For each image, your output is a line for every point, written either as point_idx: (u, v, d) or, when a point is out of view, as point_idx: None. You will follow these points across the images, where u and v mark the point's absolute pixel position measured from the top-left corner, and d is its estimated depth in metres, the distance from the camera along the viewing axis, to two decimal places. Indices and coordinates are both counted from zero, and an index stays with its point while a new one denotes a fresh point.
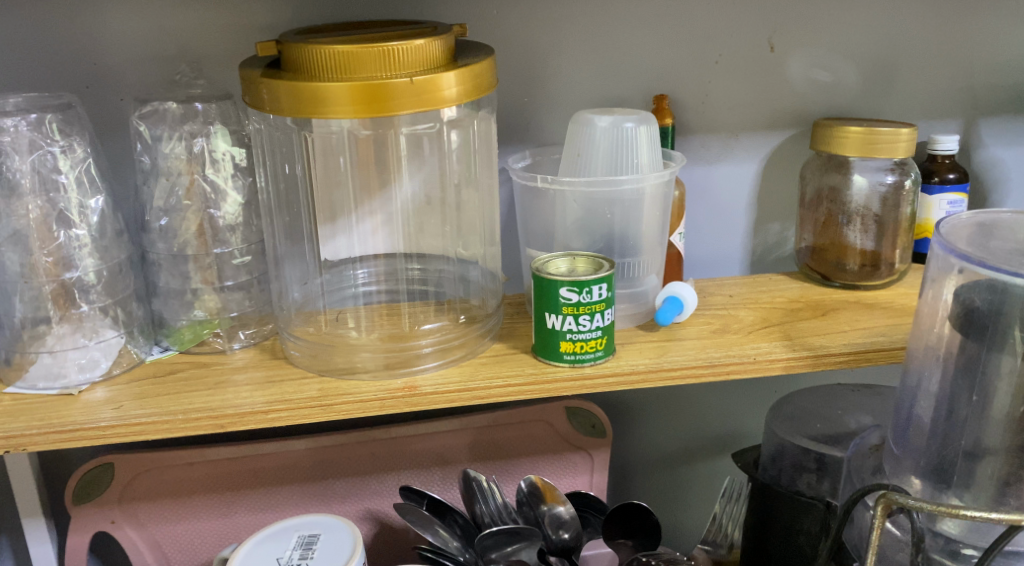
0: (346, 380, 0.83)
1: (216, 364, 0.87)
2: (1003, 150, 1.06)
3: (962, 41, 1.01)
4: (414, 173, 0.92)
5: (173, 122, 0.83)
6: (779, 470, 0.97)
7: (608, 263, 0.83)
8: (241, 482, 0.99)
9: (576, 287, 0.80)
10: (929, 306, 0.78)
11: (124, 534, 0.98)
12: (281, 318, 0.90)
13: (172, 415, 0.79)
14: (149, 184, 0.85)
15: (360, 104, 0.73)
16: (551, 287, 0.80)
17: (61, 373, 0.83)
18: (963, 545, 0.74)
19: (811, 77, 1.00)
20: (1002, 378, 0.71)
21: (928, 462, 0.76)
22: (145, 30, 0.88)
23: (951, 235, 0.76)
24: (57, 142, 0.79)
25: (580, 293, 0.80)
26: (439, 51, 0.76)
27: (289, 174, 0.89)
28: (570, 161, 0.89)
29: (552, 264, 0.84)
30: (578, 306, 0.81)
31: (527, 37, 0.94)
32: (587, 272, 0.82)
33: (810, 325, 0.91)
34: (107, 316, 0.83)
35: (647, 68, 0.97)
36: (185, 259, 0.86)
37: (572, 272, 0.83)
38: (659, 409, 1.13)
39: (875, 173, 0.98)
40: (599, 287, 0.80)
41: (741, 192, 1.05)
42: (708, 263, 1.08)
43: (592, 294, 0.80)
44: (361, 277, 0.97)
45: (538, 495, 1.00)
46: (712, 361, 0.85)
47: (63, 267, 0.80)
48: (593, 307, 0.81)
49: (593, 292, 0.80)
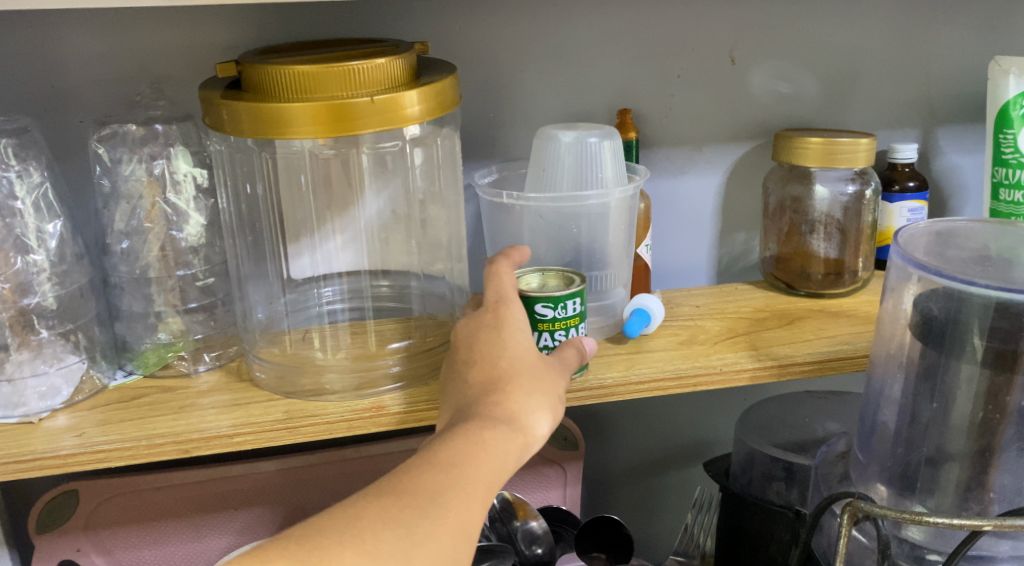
0: (313, 402, 0.82)
1: (180, 388, 0.85)
2: (962, 158, 1.08)
3: (918, 52, 1.02)
4: (380, 190, 0.91)
5: (133, 145, 0.83)
6: (750, 478, 0.98)
7: (579, 278, 0.83)
8: (209, 506, 0.98)
9: (552, 303, 0.79)
10: (889, 314, 0.78)
11: (89, 561, 0.97)
12: (246, 339, 0.88)
13: (135, 442, 0.78)
14: (109, 207, 0.84)
15: (322, 124, 0.73)
16: (527, 303, 0.79)
17: (20, 402, 0.81)
18: (929, 550, 0.75)
19: (772, 89, 1.01)
20: (960, 384, 0.72)
21: (892, 469, 0.77)
22: (102, 52, 0.87)
23: (909, 245, 0.77)
24: (13, 166, 0.78)
25: (555, 309, 0.80)
26: (400, 70, 0.76)
27: (250, 194, 0.88)
28: (535, 176, 0.89)
29: (522, 280, 0.83)
30: (554, 322, 0.80)
31: (489, 53, 0.94)
32: (559, 287, 0.82)
33: (775, 334, 0.92)
34: (67, 341, 0.83)
35: (610, 82, 0.97)
36: (148, 282, 0.85)
37: (543, 287, 0.82)
38: (629, 421, 1.13)
39: (836, 183, 0.98)
40: (572, 302, 0.80)
41: (706, 204, 1.06)
42: (676, 274, 1.09)
43: (566, 309, 0.80)
44: (327, 296, 0.95)
45: (511, 511, 1.01)
46: (679, 373, 0.86)
47: (20, 294, 0.79)
48: (568, 322, 0.81)
49: (567, 307, 0.80)
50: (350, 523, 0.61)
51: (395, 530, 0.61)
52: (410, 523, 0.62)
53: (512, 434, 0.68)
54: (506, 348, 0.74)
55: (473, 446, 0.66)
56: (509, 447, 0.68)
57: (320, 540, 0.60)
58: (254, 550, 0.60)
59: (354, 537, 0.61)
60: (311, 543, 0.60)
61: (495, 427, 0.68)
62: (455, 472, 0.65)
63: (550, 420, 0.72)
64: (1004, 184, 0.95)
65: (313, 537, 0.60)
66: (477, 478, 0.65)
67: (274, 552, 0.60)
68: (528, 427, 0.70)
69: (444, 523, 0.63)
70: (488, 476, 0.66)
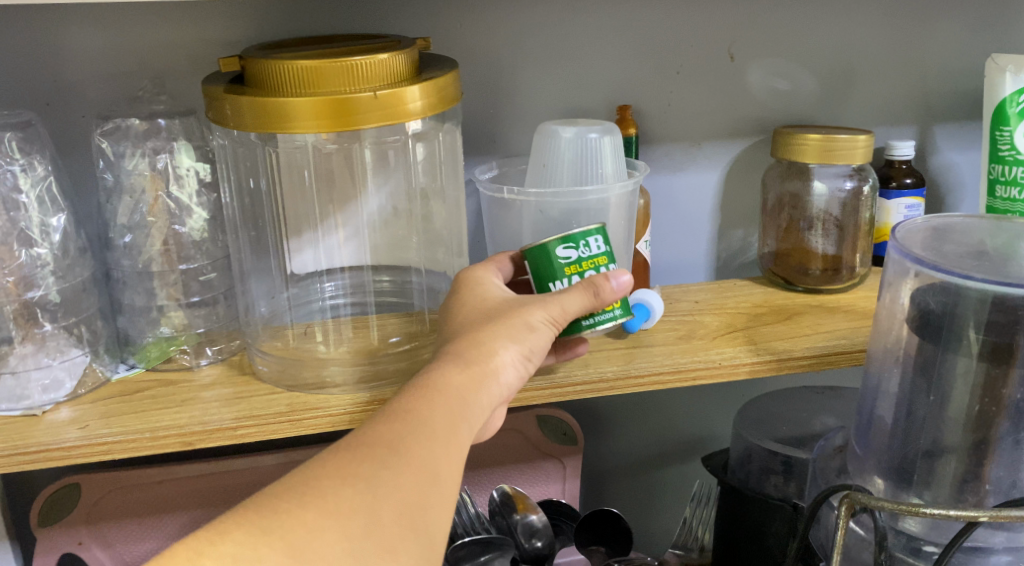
0: (316, 395, 0.83)
1: (183, 382, 0.86)
2: (958, 155, 1.09)
3: (915, 50, 1.03)
4: (381, 185, 0.92)
5: (136, 139, 0.83)
6: (748, 472, 0.99)
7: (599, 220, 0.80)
8: (211, 500, 0.99)
9: (572, 243, 0.77)
10: (887, 309, 0.79)
11: (92, 555, 0.97)
12: (249, 333, 0.89)
13: (138, 435, 0.78)
14: (112, 201, 0.84)
15: (324, 118, 0.73)
16: (546, 251, 0.77)
17: (24, 394, 0.81)
18: (925, 542, 0.75)
19: (770, 86, 1.02)
20: (957, 377, 0.72)
21: (890, 462, 0.78)
22: (105, 47, 0.87)
23: (906, 240, 0.78)
24: (17, 160, 0.79)
25: (577, 248, 0.77)
26: (402, 65, 0.76)
27: (253, 189, 0.89)
28: (536, 171, 0.90)
29: None
30: (580, 263, 0.77)
31: (490, 49, 0.94)
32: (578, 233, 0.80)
33: (774, 329, 0.93)
34: (71, 334, 0.83)
35: (609, 78, 0.98)
36: (150, 275, 0.85)
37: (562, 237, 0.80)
38: (628, 416, 1.14)
39: (834, 180, 0.99)
40: (594, 238, 0.77)
41: (704, 200, 1.06)
42: (674, 270, 1.09)
43: (589, 247, 0.77)
44: (329, 290, 0.96)
45: (511, 504, 1.02)
46: (678, 367, 0.86)
47: (24, 287, 0.80)
48: (595, 262, 0.78)
49: (590, 245, 0.77)
50: (306, 485, 0.61)
51: (354, 485, 0.61)
52: (369, 475, 0.62)
53: (466, 373, 0.69)
54: (464, 307, 0.76)
55: (427, 395, 0.67)
56: (466, 386, 0.69)
57: (277, 505, 0.60)
58: (210, 523, 0.60)
59: (314, 496, 0.60)
60: (270, 509, 0.60)
61: (452, 370, 0.69)
62: (410, 420, 0.66)
63: (516, 351, 0.73)
64: (1000, 181, 0.96)
65: (272, 501, 0.60)
66: (437, 420, 0.66)
67: (235, 523, 0.59)
68: (484, 360, 0.71)
69: (406, 469, 0.63)
70: (448, 417, 0.67)
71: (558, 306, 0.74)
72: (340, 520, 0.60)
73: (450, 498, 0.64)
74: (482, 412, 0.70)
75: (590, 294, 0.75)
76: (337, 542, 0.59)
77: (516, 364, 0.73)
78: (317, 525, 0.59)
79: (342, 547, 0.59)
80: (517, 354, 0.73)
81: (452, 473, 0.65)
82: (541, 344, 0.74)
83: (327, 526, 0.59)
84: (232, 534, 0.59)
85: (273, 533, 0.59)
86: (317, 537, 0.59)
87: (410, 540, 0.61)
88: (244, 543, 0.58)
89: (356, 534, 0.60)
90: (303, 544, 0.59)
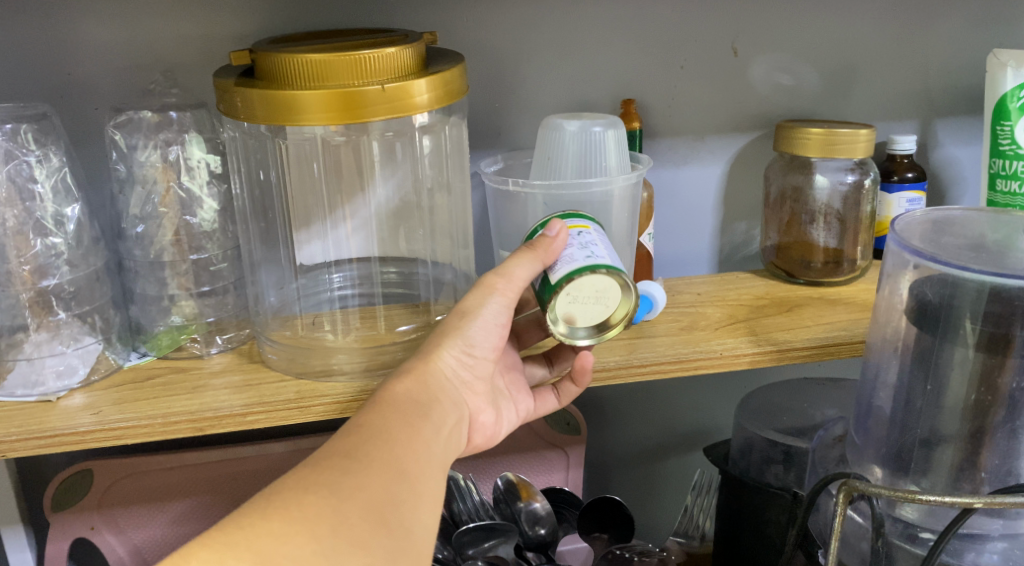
0: (324, 382, 0.84)
1: (193, 369, 0.88)
2: (960, 149, 1.10)
3: (917, 45, 1.04)
4: (388, 177, 0.93)
5: (149, 131, 0.85)
6: (749, 462, 1.00)
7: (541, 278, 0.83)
8: (221, 486, 1.01)
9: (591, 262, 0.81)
10: (885, 301, 0.80)
11: (104, 540, 0.99)
12: (258, 322, 0.91)
13: (151, 420, 0.80)
14: (125, 192, 0.86)
15: (333, 111, 0.75)
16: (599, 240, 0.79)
17: (39, 380, 0.83)
18: (922, 529, 0.77)
19: (773, 81, 1.03)
20: (954, 367, 0.74)
21: (888, 450, 0.79)
22: (118, 41, 0.89)
23: (905, 232, 0.79)
24: (33, 151, 0.81)
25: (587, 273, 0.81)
26: (409, 59, 0.78)
27: (264, 180, 0.91)
28: (541, 164, 0.91)
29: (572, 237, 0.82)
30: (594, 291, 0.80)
31: (496, 44, 0.96)
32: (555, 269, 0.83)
33: (776, 320, 0.94)
34: (84, 322, 0.85)
35: (614, 73, 0.99)
36: (162, 266, 0.87)
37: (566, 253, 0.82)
38: (631, 407, 1.16)
39: (836, 173, 1.00)
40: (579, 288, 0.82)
41: (708, 194, 1.08)
42: (677, 263, 1.11)
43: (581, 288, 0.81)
44: (337, 281, 0.98)
45: (515, 492, 1.04)
46: (681, 357, 0.88)
47: (39, 276, 0.82)
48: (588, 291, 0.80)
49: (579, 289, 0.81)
50: (267, 499, 0.61)
51: (318, 492, 0.62)
52: (332, 480, 0.63)
53: (411, 381, 0.73)
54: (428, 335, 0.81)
55: (379, 407, 0.70)
56: (414, 390, 0.72)
57: (238, 520, 0.60)
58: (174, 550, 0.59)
59: (277, 507, 0.61)
60: (234, 524, 0.60)
61: (398, 381, 0.73)
62: (365, 429, 0.67)
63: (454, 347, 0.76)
64: (1001, 175, 0.97)
65: (234, 516, 0.60)
66: (390, 423, 0.68)
67: (199, 544, 0.59)
68: (426, 364, 0.74)
69: (367, 472, 0.64)
70: (403, 420, 0.69)
71: (499, 275, 0.76)
72: (306, 524, 0.60)
73: (420, 492, 0.66)
74: (441, 410, 0.72)
75: (529, 251, 0.75)
76: (304, 545, 0.59)
77: (460, 358, 0.77)
78: (283, 532, 0.59)
79: (312, 548, 0.59)
80: (459, 349, 0.76)
81: (417, 469, 0.66)
82: (488, 325, 0.78)
83: (293, 531, 0.59)
84: (197, 554, 0.58)
85: (240, 544, 0.58)
86: (285, 543, 0.59)
87: (380, 535, 0.62)
88: (210, 560, 0.58)
89: (325, 534, 0.60)
90: (272, 551, 0.58)
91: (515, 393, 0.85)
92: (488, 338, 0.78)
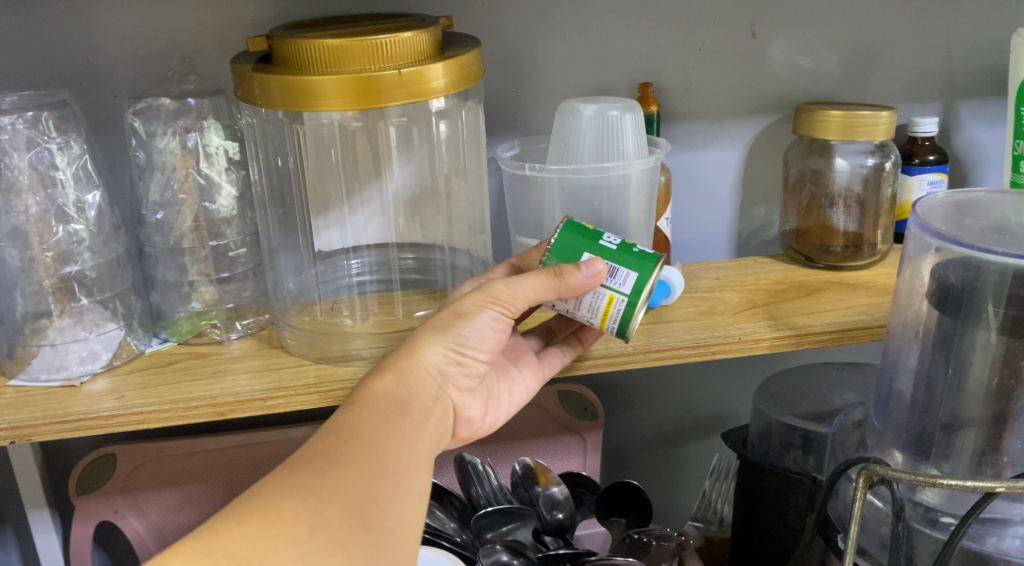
0: (343, 366, 0.85)
1: (214, 354, 0.88)
2: (982, 131, 1.09)
3: (940, 26, 1.03)
4: (405, 163, 0.94)
5: (167, 118, 0.85)
6: (767, 447, 0.99)
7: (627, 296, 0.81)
8: (242, 472, 1.02)
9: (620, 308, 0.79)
10: (907, 284, 0.79)
11: (128, 523, 1.00)
12: (278, 308, 0.91)
13: (172, 405, 0.81)
14: (145, 179, 0.87)
15: (349, 96, 0.75)
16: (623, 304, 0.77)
17: (63, 365, 0.84)
18: (942, 513, 0.76)
19: (793, 63, 1.02)
20: (977, 351, 0.73)
21: (908, 435, 0.78)
22: (137, 29, 0.89)
23: (927, 215, 0.78)
24: (54, 139, 0.81)
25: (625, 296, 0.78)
26: (425, 44, 0.78)
27: (281, 167, 0.91)
28: (557, 149, 0.91)
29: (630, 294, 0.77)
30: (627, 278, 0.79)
31: (512, 28, 0.95)
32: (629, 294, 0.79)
33: (794, 305, 0.94)
34: (106, 308, 0.85)
35: (632, 56, 0.99)
36: (182, 252, 0.88)
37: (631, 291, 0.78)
38: (649, 392, 1.15)
39: (856, 156, 0.99)
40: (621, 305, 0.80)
41: (726, 177, 1.07)
42: (695, 247, 1.10)
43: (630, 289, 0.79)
44: (355, 267, 0.98)
45: (533, 476, 1.04)
46: (700, 342, 0.87)
47: (62, 262, 0.83)
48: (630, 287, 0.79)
49: None
50: (246, 503, 0.62)
51: (296, 495, 0.62)
52: (310, 483, 0.63)
53: (394, 379, 0.72)
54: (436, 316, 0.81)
55: (359, 406, 0.69)
56: (393, 388, 0.71)
57: (214, 526, 0.61)
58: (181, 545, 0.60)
59: (255, 511, 0.61)
60: (212, 528, 0.61)
61: (378, 378, 0.72)
62: (344, 430, 0.67)
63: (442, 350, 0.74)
64: None
65: (213, 521, 0.61)
66: (370, 425, 0.67)
67: (178, 549, 0.60)
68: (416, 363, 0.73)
69: (346, 473, 0.64)
70: (382, 421, 0.68)
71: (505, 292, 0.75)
72: (281, 526, 0.61)
73: (403, 491, 0.66)
74: (422, 408, 0.72)
75: (551, 278, 0.74)
76: (281, 548, 0.60)
77: (451, 355, 0.75)
78: (259, 536, 0.60)
79: (289, 552, 0.60)
80: (449, 347, 0.75)
81: (399, 468, 0.67)
82: (484, 331, 0.76)
83: (271, 536, 0.60)
84: (171, 559, 0.59)
85: (216, 551, 0.59)
86: (261, 547, 0.60)
87: (359, 536, 0.62)
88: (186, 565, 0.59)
89: (303, 537, 0.60)
90: (248, 554, 0.59)
91: (519, 374, 0.85)
92: (483, 341, 0.76)
